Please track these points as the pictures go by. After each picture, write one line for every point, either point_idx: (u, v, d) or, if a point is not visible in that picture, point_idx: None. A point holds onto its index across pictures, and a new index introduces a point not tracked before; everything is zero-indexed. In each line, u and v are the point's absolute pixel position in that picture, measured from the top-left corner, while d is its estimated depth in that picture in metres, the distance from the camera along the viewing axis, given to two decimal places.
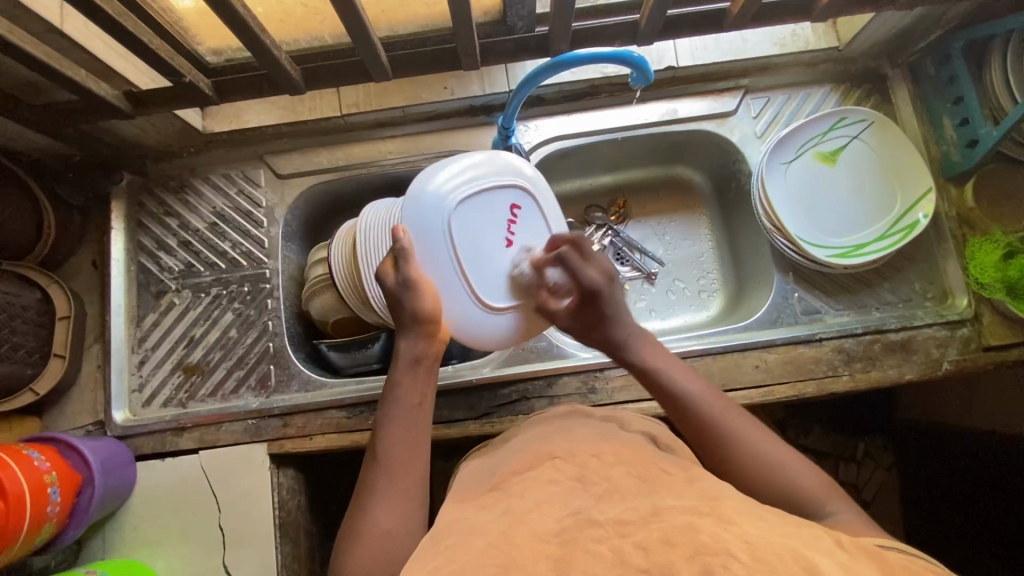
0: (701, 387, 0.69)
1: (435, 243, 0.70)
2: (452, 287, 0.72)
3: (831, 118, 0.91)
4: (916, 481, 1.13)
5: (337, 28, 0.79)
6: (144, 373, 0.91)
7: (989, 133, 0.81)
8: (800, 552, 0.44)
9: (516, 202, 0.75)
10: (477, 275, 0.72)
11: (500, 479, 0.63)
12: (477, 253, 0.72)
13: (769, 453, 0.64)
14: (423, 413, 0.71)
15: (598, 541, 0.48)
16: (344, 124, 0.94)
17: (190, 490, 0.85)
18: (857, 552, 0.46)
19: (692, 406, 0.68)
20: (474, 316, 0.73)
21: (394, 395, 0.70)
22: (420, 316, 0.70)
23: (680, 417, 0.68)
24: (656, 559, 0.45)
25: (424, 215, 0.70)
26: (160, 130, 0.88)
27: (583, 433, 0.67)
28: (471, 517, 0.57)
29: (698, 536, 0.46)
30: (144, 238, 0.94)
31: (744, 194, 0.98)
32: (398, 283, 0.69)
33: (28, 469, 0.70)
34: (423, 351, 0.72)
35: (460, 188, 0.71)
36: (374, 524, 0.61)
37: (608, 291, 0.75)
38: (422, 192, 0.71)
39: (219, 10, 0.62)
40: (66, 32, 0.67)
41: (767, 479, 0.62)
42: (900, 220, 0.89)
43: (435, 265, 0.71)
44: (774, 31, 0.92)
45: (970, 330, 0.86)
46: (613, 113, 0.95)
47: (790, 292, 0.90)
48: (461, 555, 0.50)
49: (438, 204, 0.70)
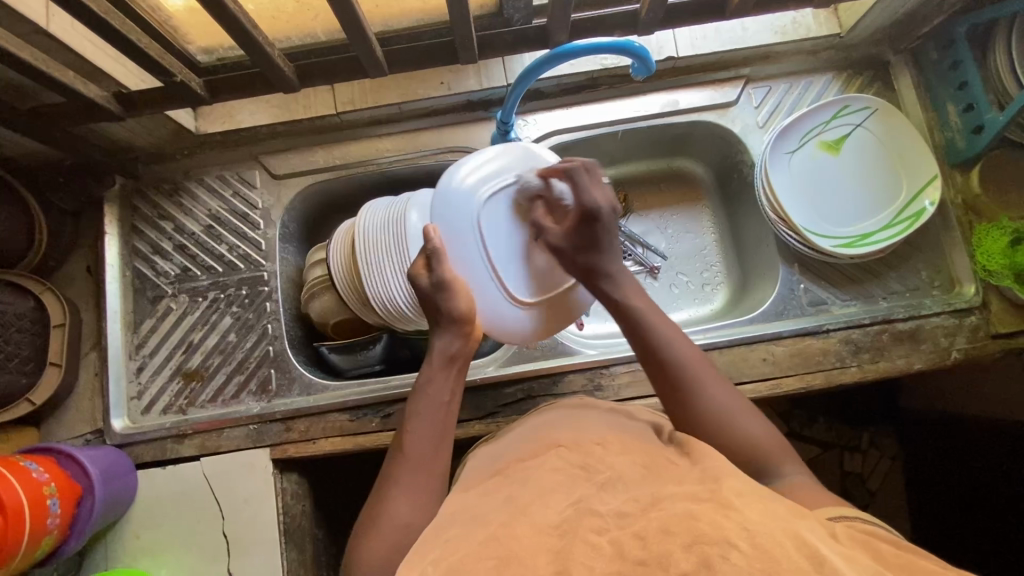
0: (676, 335, 0.69)
1: (465, 238, 0.69)
2: (482, 280, 0.70)
3: (834, 106, 0.90)
4: (924, 471, 1.12)
5: (330, 24, 0.77)
6: (142, 380, 0.89)
7: (996, 118, 0.79)
8: (801, 539, 0.43)
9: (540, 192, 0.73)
10: (509, 268, 0.71)
11: (505, 465, 0.64)
12: (507, 244, 0.71)
13: (733, 405, 0.64)
14: (450, 412, 0.70)
15: (598, 532, 0.48)
16: (340, 122, 0.93)
17: (193, 498, 0.84)
18: (851, 543, 0.46)
19: (664, 349, 0.67)
20: (503, 312, 0.72)
21: (425, 390, 0.70)
22: (454, 316, 0.70)
23: (648, 357, 0.68)
24: (653, 550, 0.44)
25: (454, 214, 0.69)
26: (152, 131, 0.86)
27: (592, 422, 0.67)
28: (475, 506, 0.57)
29: (696, 525, 0.45)
30: (139, 242, 0.92)
31: (747, 184, 0.96)
32: (432, 285, 0.68)
33: (26, 481, 0.68)
34: (457, 350, 0.72)
35: (487, 180, 0.70)
36: (393, 516, 0.61)
37: (607, 217, 0.71)
38: (448, 188, 0.70)
39: (213, 10, 0.61)
40: (52, 32, 0.65)
41: (727, 430, 0.62)
42: (906, 208, 0.88)
43: (464, 259, 0.70)
44: (775, 20, 0.90)
45: (978, 318, 0.85)
46: (612, 105, 0.93)
47: (796, 284, 0.89)
48: (461, 549, 0.49)
49: (468, 204, 0.69)
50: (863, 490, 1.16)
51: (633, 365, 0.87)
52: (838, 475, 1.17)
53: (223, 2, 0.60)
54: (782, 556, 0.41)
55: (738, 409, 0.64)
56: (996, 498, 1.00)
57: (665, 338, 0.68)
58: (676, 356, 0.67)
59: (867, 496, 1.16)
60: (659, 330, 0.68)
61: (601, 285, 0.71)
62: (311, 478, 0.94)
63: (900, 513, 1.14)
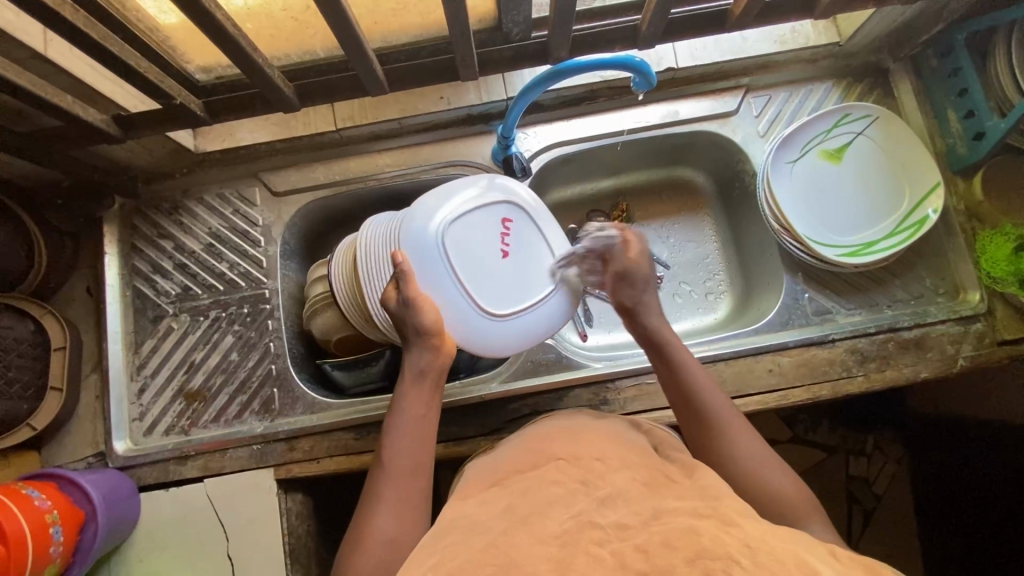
0: (707, 383, 0.71)
1: (430, 259, 0.71)
2: (450, 299, 0.72)
3: (834, 115, 0.90)
4: (931, 475, 1.11)
5: (329, 41, 0.77)
6: (144, 401, 0.88)
7: (997, 124, 0.79)
8: (800, 557, 0.43)
9: (507, 216, 0.76)
10: (475, 287, 0.72)
11: (504, 476, 0.63)
12: (474, 265, 0.73)
13: (760, 467, 0.64)
14: (427, 423, 0.70)
15: (599, 544, 0.47)
16: (339, 139, 0.92)
17: (197, 520, 0.83)
18: (857, 558, 0.45)
19: (696, 404, 0.70)
20: (473, 328, 0.73)
21: (400, 402, 0.71)
22: (423, 331, 0.70)
23: (684, 408, 0.70)
24: (655, 562, 0.43)
25: (416, 242, 0.71)
26: (152, 151, 0.86)
27: (591, 438, 0.65)
28: (473, 516, 0.56)
29: (699, 540, 0.44)
30: (139, 262, 0.92)
31: (749, 194, 0.96)
32: (399, 304, 0.70)
33: (28, 510, 0.68)
34: (428, 363, 0.71)
35: (455, 207, 0.72)
36: (374, 530, 0.62)
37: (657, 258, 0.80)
38: (417, 214, 0.72)
39: (208, 30, 0.60)
40: (50, 57, 0.65)
41: (750, 489, 0.63)
42: (908, 216, 0.88)
43: (430, 281, 0.71)
44: (774, 29, 0.90)
45: (984, 325, 0.85)
46: (612, 117, 0.93)
47: (800, 292, 0.89)
48: (459, 556, 0.49)
49: (432, 224, 0.71)
50: (869, 495, 1.15)
51: (639, 379, 0.86)
52: (843, 480, 1.15)
53: (224, 27, 0.60)
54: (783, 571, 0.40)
55: (766, 473, 0.63)
56: (1000, 501, 1.00)
57: (698, 398, 0.70)
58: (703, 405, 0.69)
59: (873, 500, 1.15)
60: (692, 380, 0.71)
61: (640, 323, 0.76)
62: (315, 497, 0.93)
63: (906, 517, 1.14)
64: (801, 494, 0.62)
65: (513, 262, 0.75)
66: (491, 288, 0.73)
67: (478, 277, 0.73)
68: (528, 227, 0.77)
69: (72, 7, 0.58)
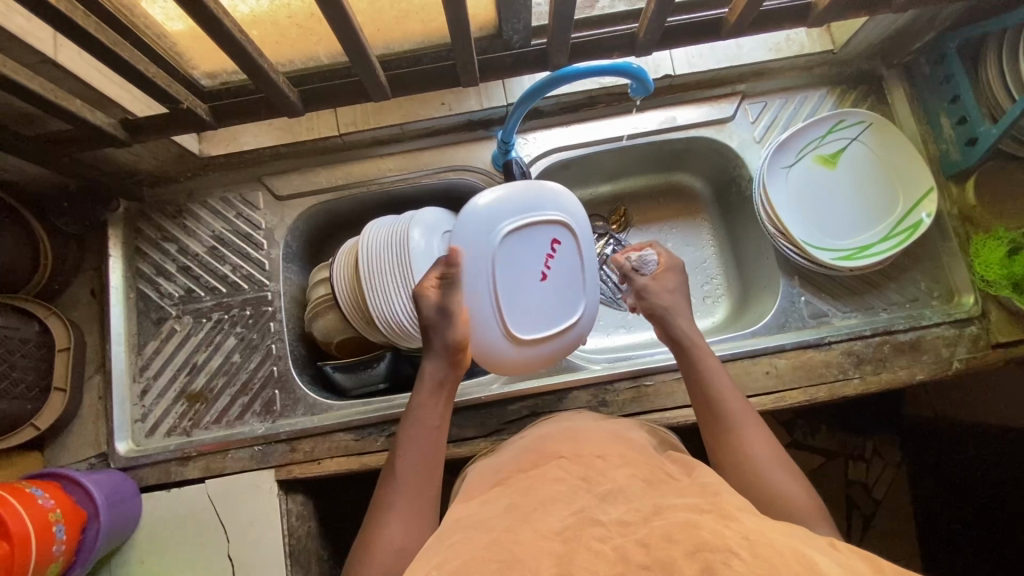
0: (730, 391, 0.71)
1: (478, 266, 0.72)
2: (480, 307, 0.73)
3: (830, 121, 0.91)
4: (933, 480, 1.10)
5: (332, 48, 0.78)
6: (147, 403, 0.89)
7: (988, 131, 0.81)
8: (797, 548, 0.43)
9: (556, 236, 0.77)
10: (510, 304, 0.75)
11: (506, 475, 0.64)
12: (514, 282, 0.75)
13: (777, 480, 0.63)
14: (440, 437, 0.71)
15: (601, 539, 0.47)
16: (342, 144, 0.94)
17: (197, 521, 0.83)
18: (853, 550, 0.46)
19: (714, 407, 0.70)
20: (496, 343, 0.75)
21: (417, 413, 0.71)
22: (452, 345, 0.72)
23: (704, 412, 0.71)
24: (657, 555, 0.44)
25: (470, 241, 0.73)
26: (156, 155, 0.87)
27: (592, 437, 0.66)
28: (476, 514, 0.57)
29: (699, 533, 0.45)
30: (143, 264, 0.93)
31: (745, 199, 0.97)
32: (437, 310, 0.71)
33: (32, 507, 0.68)
34: (445, 376, 0.73)
35: (511, 218, 0.74)
36: (388, 539, 0.62)
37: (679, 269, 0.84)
38: (475, 215, 0.73)
39: (216, 35, 0.61)
40: (59, 62, 0.66)
41: (765, 493, 0.62)
42: (903, 220, 0.89)
43: (472, 286, 0.73)
44: (769, 37, 0.92)
45: (978, 328, 0.85)
46: (611, 123, 0.95)
47: (796, 296, 0.90)
48: (463, 553, 0.49)
49: (488, 230, 0.73)
50: (869, 500, 1.14)
51: (637, 381, 0.87)
52: (843, 485, 1.15)
53: (231, 33, 0.61)
54: (781, 564, 0.41)
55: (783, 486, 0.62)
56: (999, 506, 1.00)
57: (725, 406, 0.70)
58: (724, 410, 0.69)
59: (873, 505, 1.14)
60: (715, 386, 0.71)
61: (669, 328, 0.78)
62: (314, 499, 0.93)
63: (907, 523, 1.13)
64: (814, 507, 0.61)
65: (550, 284, 0.77)
66: (519, 307, 0.75)
67: (514, 295, 0.75)
68: (572, 251, 0.79)
69: (83, 13, 0.59)
